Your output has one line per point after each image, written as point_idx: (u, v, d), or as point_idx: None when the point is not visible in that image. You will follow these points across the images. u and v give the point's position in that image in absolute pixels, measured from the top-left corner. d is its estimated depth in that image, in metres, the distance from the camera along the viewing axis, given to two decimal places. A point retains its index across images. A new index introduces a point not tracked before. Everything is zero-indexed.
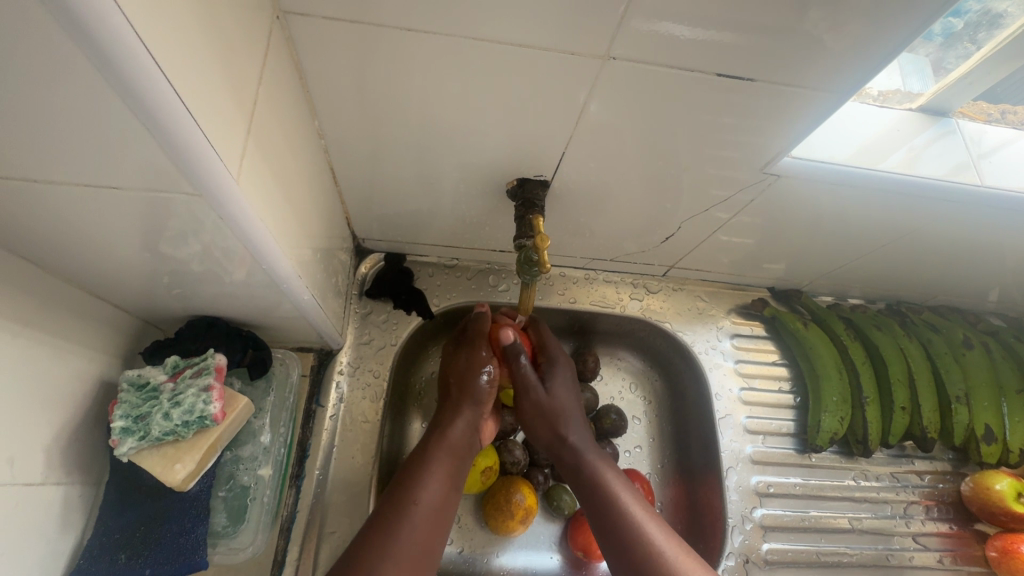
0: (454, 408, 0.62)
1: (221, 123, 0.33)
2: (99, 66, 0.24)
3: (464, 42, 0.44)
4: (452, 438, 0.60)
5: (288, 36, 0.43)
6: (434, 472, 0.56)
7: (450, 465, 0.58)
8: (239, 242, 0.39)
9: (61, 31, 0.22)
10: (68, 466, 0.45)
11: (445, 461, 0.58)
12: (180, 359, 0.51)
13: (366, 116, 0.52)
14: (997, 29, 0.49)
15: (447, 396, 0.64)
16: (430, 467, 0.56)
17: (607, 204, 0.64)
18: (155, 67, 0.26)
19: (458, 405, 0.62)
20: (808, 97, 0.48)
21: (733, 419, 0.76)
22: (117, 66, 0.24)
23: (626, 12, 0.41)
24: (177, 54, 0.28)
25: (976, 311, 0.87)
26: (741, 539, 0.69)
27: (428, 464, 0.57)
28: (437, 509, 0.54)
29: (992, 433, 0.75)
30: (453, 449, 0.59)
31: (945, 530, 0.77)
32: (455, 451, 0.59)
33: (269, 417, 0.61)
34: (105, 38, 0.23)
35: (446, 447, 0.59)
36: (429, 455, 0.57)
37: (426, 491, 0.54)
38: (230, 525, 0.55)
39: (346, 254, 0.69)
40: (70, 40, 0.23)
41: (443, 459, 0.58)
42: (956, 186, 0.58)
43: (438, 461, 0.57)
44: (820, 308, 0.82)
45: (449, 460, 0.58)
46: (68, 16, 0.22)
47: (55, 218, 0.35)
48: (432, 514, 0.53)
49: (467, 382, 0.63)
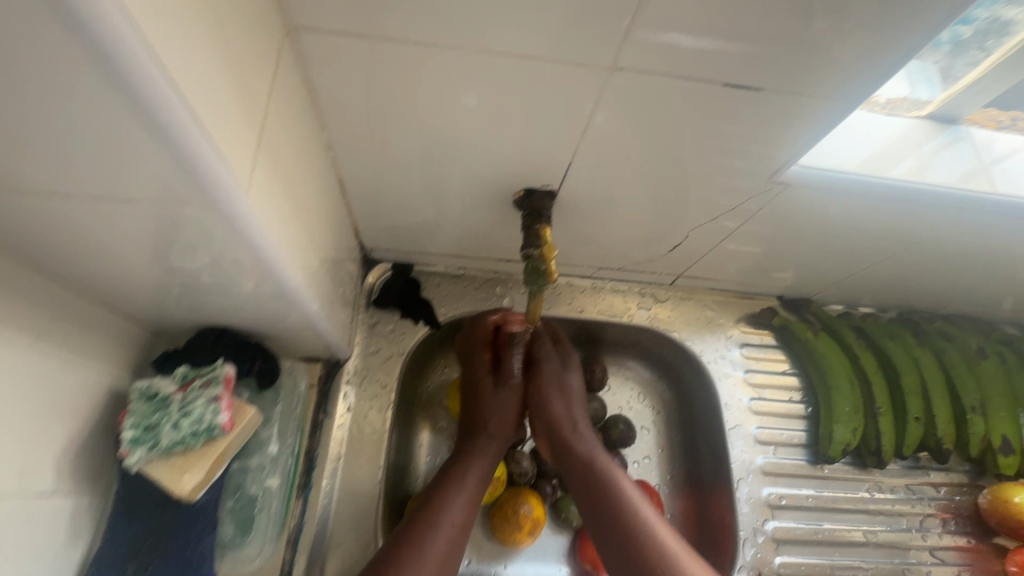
0: (485, 428, 0.63)
1: (233, 138, 0.33)
2: (116, 85, 0.25)
3: (470, 55, 0.44)
4: (487, 460, 0.61)
5: (298, 51, 0.44)
6: (464, 490, 0.57)
7: (480, 485, 0.59)
8: (248, 252, 0.39)
9: (80, 54, 0.23)
10: (77, 477, 0.45)
11: (478, 480, 0.59)
12: (190, 369, 0.51)
13: (373, 128, 0.52)
14: (1006, 37, 0.49)
15: (476, 416, 0.64)
16: (463, 486, 0.57)
17: (614, 213, 0.64)
18: (169, 86, 0.26)
19: (490, 428, 0.64)
20: (814, 106, 0.48)
21: (743, 430, 0.75)
22: (132, 84, 0.25)
23: (632, 23, 0.41)
24: (191, 71, 0.28)
25: (990, 319, 0.86)
26: (753, 553, 0.68)
27: (459, 483, 0.58)
28: (465, 526, 0.56)
29: (1010, 444, 0.73)
30: (485, 469, 0.60)
31: (963, 544, 0.75)
32: (487, 471, 0.60)
33: (277, 427, 0.61)
34: (122, 58, 0.24)
35: (482, 468, 0.60)
36: (464, 475, 0.58)
37: (458, 509, 0.55)
38: (237, 536, 0.56)
39: (354, 264, 0.70)
40: (88, 62, 0.23)
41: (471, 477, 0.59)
42: (967, 193, 0.58)
43: (471, 480, 0.58)
44: (830, 317, 0.81)
45: (480, 480, 0.59)
46: (87, 39, 0.22)
47: (69, 230, 0.35)
48: (460, 531, 0.55)
49: (494, 407, 0.65)
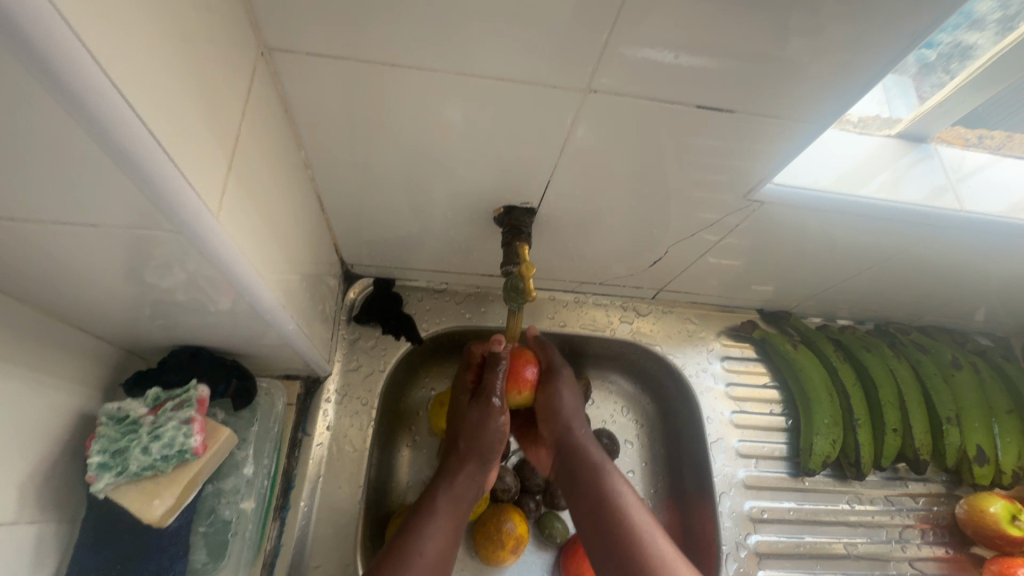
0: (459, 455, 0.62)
1: (204, 166, 0.33)
2: (87, 126, 0.25)
3: (449, 74, 0.44)
4: (457, 489, 0.60)
5: (274, 71, 0.44)
6: (438, 525, 0.56)
7: (454, 517, 0.58)
8: (221, 273, 0.39)
9: (51, 97, 0.23)
10: (43, 504, 0.44)
11: (450, 512, 0.58)
12: (162, 391, 0.50)
13: (352, 145, 0.52)
14: (969, 60, 0.51)
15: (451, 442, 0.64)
16: (433, 517, 0.56)
17: (595, 228, 0.65)
18: (140, 123, 0.27)
19: (464, 454, 0.62)
20: (786, 126, 0.50)
21: (725, 443, 0.76)
22: (102, 123, 0.25)
23: (607, 44, 0.42)
24: (162, 108, 0.29)
25: (963, 330, 0.88)
26: (736, 567, 0.68)
27: (432, 516, 0.56)
28: (440, 559, 0.54)
29: (984, 454, 0.74)
30: (456, 497, 0.59)
31: (941, 554, 0.76)
32: (458, 502, 0.59)
33: (253, 448, 0.59)
34: (93, 100, 0.24)
35: (451, 498, 0.59)
36: (433, 505, 0.58)
37: (431, 542, 0.54)
38: (209, 562, 0.54)
39: (334, 280, 0.69)
40: (60, 105, 0.24)
41: (446, 509, 0.58)
42: (936, 210, 0.59)
43: (442, 512, 0.57)
44: (809, 330, 0.83)
45: (452, 511, 0.58)
46: (59, 85, 0.23)
47: (35, 252, 0.35)
48: (435, 565, 0.53)
49: (478, 434, 0.62)
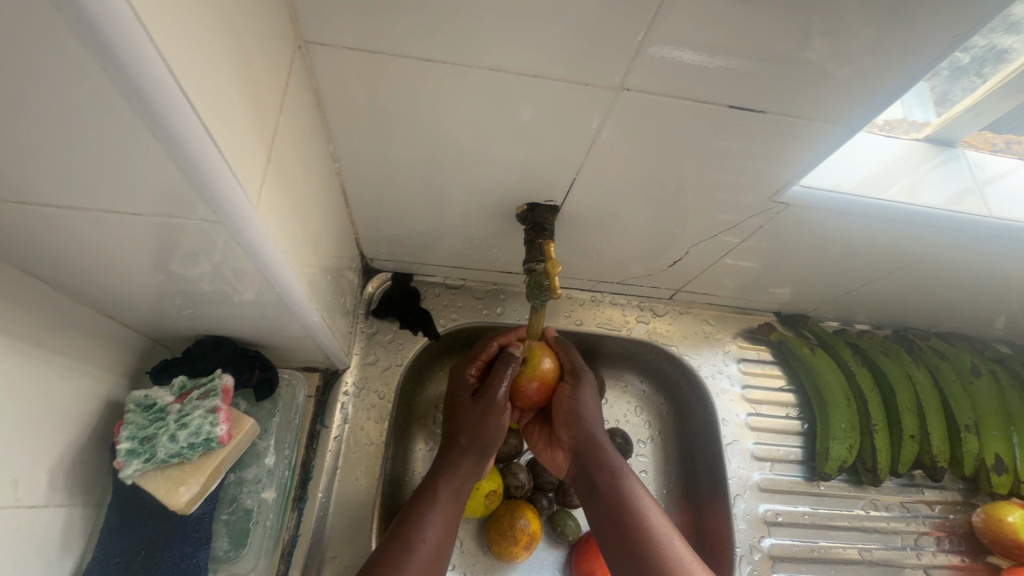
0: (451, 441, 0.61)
1: (245, 157, 0.33)
2: (145, 114, 0.25)
3: (479, 71, 0.45)
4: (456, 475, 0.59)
5: (307, 64, 0.44)
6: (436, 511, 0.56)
7: (451, 503, 0.57)
8: (252, 264, 0.39)
9: (114, 86, 0.24)
10: (70, 487, 0.45)
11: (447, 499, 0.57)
12: (188, 380, 0.51)
13: (378, 141, 0.52)
14: (1002, 64, 0.50)
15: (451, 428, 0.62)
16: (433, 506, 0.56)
17: (616, 228, 0.65)
18: (193, 112, 0.27)
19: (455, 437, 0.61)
20: (814, 129, 0.49)
21: (740, 445, 0.75)
22: (159, 111, 0.25)
23: (639, 45, 0.42)
24: (211, 99, 0.29)
25: (983, 338, 0.87)
26: (750, 570, 0.68)
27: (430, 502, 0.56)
28: (439, 549, 0.54)
29: (1003, 463, 0.74)
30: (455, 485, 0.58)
31: (956, 563, 0.76)
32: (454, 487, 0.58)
33: (274, 438, 0.61)
34: (151, 89, 0.24)
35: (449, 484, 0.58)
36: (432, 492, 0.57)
37: (431, 530, 0.54)
38: (231, 550, 0.55)
39: (354, 274, 0.70)
40: (120, 94, 0.24)
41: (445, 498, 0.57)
42: (961, 215, 0.59)
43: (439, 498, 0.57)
44: (828, 334, 0.82)
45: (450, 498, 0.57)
46: (123, 72, 0.23)
47: (72, 237, 0.35)
48: (434, 553, 0.53)
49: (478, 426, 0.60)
